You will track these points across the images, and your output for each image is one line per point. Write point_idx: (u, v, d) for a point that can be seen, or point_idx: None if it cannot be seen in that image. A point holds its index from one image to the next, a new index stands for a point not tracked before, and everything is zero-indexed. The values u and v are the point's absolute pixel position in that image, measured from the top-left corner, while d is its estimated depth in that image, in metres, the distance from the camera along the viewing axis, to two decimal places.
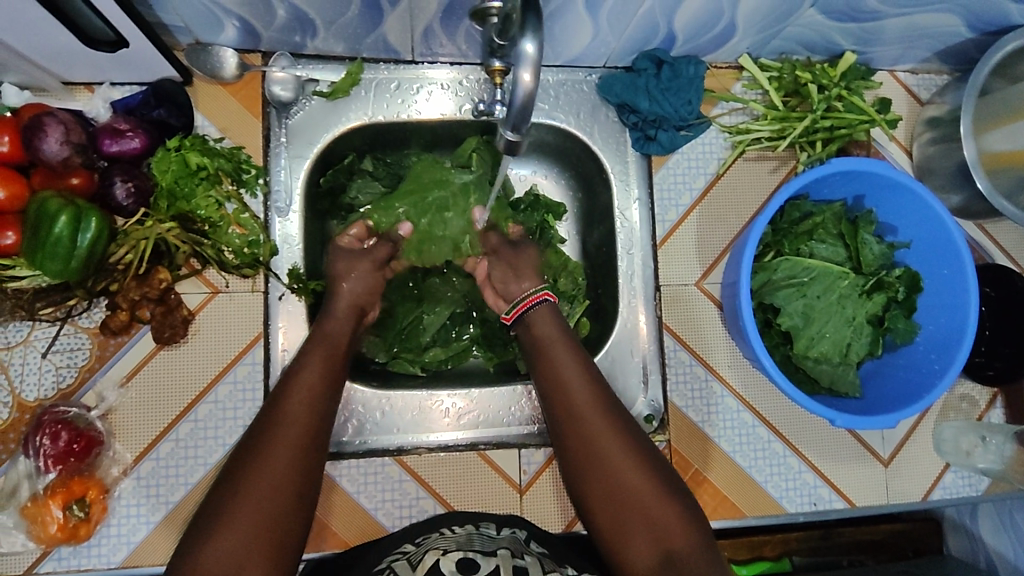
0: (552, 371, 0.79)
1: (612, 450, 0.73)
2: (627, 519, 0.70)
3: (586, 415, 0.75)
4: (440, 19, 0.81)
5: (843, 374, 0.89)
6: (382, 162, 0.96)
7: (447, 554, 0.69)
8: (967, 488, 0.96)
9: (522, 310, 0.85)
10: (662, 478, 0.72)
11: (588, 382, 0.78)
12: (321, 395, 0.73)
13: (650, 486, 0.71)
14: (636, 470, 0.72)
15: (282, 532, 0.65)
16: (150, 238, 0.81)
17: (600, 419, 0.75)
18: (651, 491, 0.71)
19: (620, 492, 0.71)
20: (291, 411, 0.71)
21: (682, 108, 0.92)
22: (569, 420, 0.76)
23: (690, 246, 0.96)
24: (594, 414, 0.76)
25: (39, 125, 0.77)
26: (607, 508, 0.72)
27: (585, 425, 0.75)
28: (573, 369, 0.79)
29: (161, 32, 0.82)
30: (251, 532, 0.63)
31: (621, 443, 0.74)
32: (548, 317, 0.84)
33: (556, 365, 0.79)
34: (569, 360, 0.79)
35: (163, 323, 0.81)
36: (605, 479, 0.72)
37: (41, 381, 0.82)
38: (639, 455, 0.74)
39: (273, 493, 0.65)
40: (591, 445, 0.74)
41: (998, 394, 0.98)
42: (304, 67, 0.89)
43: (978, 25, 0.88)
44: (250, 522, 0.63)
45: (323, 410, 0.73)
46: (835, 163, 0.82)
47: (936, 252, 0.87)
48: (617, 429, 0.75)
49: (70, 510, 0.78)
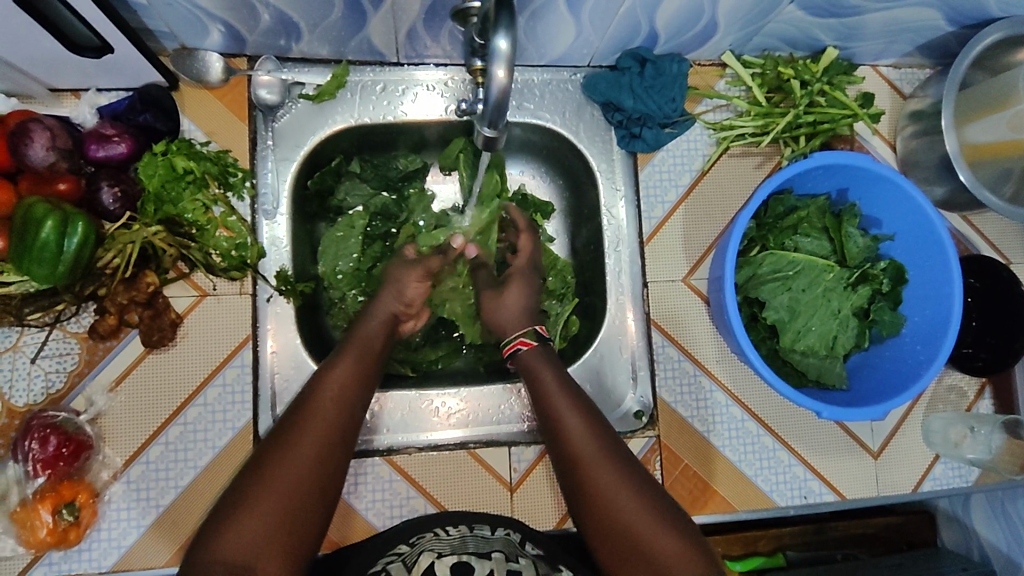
0: (551, 410, 0.76)
1: (609, 488, 0.69)
2: (630, 559, 0.67)
3: (583, 455, 0.72)
4: (423, 21, 0.81)
5: (830, 367, 0.90)
6: (369, 164, 0.96)
7: (442, 558, 0.69)
8: (957, 479, 0.97)
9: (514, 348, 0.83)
10: (664, 512, 0.68)
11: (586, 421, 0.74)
12: (339, 408, 0.72)
13: (652, 522, 0.67)
14: (637, 505, 0.68)
15: (300, 531, 0.64)
16: (136, 242, 0.81)
17: (598, 459, 0.71)
18: (652, 527, 0.67)
19: (618, 529, 0.68)
20: (310, 422, 0.69)
21: (665, 105, 0.93)
22: (567, 458, 0.73)
23: (678, 243, 0.97)
24: (591, 451, 0.72)
25: (25, 132, 0.77)
26: (606, 544, 0.68)
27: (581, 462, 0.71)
28: (571, 407, 0.75)
29: (146, 37, 0.83)
30: (266, 531, 0.62)
31: (621, 480, 0.70)
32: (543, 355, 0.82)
33: (552, 403, 0.76)
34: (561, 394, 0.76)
35: (151, 326, 0.82)
36: (602, 517, 0.69)
37: (30, 387, 0.83)
38: (638, 489, 0.69)
39: (288, 494, 0.64)
40: (586, 482, 0.70)
41: (986, 385, 0.99)
42: (290, 71, 0.90)
43: (958, 19, 0.89)
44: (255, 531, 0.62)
45: (343, 417, 0.71)
46: (816, 157, 0.83)
47: (920, 244, 0.88)
48: (616, 465, 0.71)
49: (59, 514, 0.78)
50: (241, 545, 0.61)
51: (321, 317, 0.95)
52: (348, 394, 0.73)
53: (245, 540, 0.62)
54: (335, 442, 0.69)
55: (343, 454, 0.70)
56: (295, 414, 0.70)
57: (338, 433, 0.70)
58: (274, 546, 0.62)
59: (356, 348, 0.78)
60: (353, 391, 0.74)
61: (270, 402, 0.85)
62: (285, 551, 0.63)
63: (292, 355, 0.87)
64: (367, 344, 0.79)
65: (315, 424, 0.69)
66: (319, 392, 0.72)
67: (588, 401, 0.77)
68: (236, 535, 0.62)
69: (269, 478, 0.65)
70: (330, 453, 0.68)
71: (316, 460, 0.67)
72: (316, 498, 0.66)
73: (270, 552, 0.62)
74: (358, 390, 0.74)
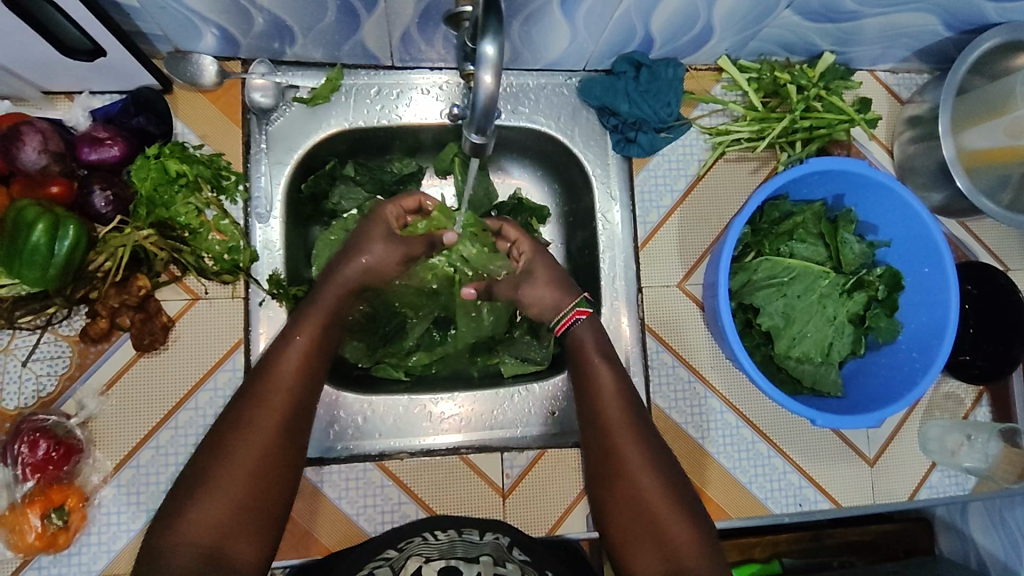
0: (588, 376, 0.81)
1: (635, 458, 0.76)
2: (639, 529, 0.74)
3: (616, 426, 0.77)
4: (417, 25, 0.81)
5: (825, 373, 0.89)
6: (365, 167, 0.96)
7: (429, 562, 0.71)
8: (953, 487, 0.96)
9: (562, 328, 0.86)
10: (676, 488, 0.76)
11: (621, 392, 0.80)
12: (298, 380, 0.75)
13: (668, 503, 0.74)
14: (650, 484, 0.75)
15: (257, 517, 0.70)
16: (128, 245, 0.80)
17: (629, 433, 0.77)
18: (665, 504, 0.74)
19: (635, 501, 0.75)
20: (264, 406, 0.72)
21: (661, 110, 0.92)
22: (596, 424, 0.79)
23: (672, 248, 0.96)
24: (623, 421, 0.78)
25: (17, 135, 0.77)
26: (618, 516, 0.75)
27: (609, 432, 0.78)
28: (612, 377, 0.81)
29: (139, 40, 0.83)
30: (228, 517, 0.68)
31: (643, 455, 0.76)
32: (585, 330, 0.85)
33: (589, 368, 0.81)
34: (605, 368, 0.81)
35: (142, 330, 0.82)
36: (623, 488, 0.76)
37: (21, 390, 0.82)
38: (659, 468, 0.76)
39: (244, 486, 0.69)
40: (615, 453, 0.77)
41: (984, 392, 0.98)
42: (284, 74, 0.90)
43: (956, 24, 0.88)
44: (216, 516, 0.67)
45: (299, 396, 0.74)
46: (812, 162, 0.83)
47: (915, 250, 0.87)
48: (641, 446, 0.77)
49: (48, 518, 0.78)
50: (207, 528, 0.67)
51: None
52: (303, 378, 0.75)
53: (203, 531, 0.67)
54: (292, 421, 0.73)
55: (298, 432, 0.74)
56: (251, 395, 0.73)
57: (294, 413, 0.73)
58: (240, 526, 0.68)
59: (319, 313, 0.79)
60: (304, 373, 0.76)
61: None
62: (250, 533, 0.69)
63: None
64: (316, 316, 0.79)
65: (272, 408, 0.72)
66: (279, 370, 0.74)
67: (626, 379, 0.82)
68: (196, 523, 0.67)
69: (223, 468, 0.69)
70: (279, 441, 0.72)
71: (269, 446, 0.71)
72: (275, 481, 0.71)
73: (234, 536, 0.68)
74: (314, 366, 0.77)
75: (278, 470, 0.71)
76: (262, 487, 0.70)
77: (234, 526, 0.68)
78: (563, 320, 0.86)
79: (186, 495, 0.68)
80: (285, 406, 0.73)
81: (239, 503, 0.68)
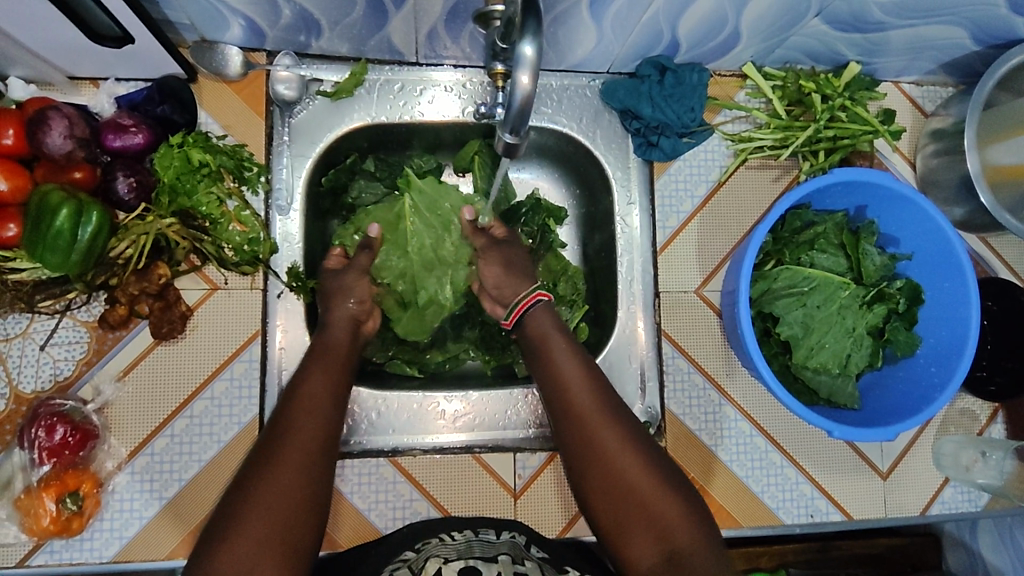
0: (552, 370, 0.78)
1: (613, 444, 0.72)
2: (633, 520, 0.69)
3: (588, 414, 0.74)
4: (444, 23, 0.81)
5: (842, 385, 0.89)
6: (383, 163, 0.96)
7: (448, 562, 0.68)
8: (967, 503, 0.95)
9: (518, 313, 0.84)
10: (663, 470, 0.71)
11: (588, 383, 0.77)
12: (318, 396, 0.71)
13: (655, 486, 0.70)
14: (637, 466, 0.71)
15: (301, 525, 0.64)
16: (150, 233, 0.81)
17: (601, 418, 0.74)
18: (654, 488, 0.70)
19: (621, 491, 0.70)
20: (297, 419, 0.70)
21: (684, 115, 0.91)
22: (566, 415, 0.75)
23: (691, 253, 0.96)
24: (594, 409, 0.74)
25: (44, 119, 0.77)
26: (609, 508, 0.71)
27: (582, 422, 0.74)
28: (576, 367, 0.78)
29: (166, 28, 0.83)
30: (265, 531, 0.62)
31: (624, 443, 0.72)
32: (543, 316, 0.83)
33: (554, 361, 0.79)
34: (568, 358, 0.79)
35: (161, 318, 0.82)
36: (604, 477, 0.71)
37: (39, 374, 0.83)
38: (641, 452, 0.72)
39: (286, 497, 0.64)
40: (590, 441, 0.73)
41: (999, 409, 0.98)
42: (308, 67, 0.90)
43: (985, 38, 0.88)
44: (260, 532, 0.62)
45: (328, 417, 0.71)
46: (836, 172, 0.82)
47: (938, 265, 0.87)
48: (619, 432, 0.73)
49: (63, 503, 0.78)
50: (251, 544, 0.61)
51: None
52: (326, 401, 0.72)
53: (249, 548, 0.60)
54: (323, 438, 0.69)
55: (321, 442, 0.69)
56: (281, 420, 0.70)
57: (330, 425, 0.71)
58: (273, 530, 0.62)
59: (326, 347, 0.79)
60: (329, 396, 0.73)
61: (276, 398, 0.85)
62: (286, 547, 0.62)
63: (300, 351, 0.87)
64: (334, 353, 0.79)
65: (305, 418, 0.70)
66: (303, 387, 0.73)
67: (594, 369, 0.79)
68: (242, 542, 0.61)
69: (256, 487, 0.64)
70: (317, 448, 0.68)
71: (307, 454, 0.67)
72: (316, 490, 0.66)
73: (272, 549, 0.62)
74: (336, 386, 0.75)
75: (315, 481, 0.66)
76: (302, 487, 0.65)
77: (276, 540, 0.62)
78: (518, 305, 0.84)
79: (229, 517, 0.63)
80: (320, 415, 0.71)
81: (282, 511, 0.63)
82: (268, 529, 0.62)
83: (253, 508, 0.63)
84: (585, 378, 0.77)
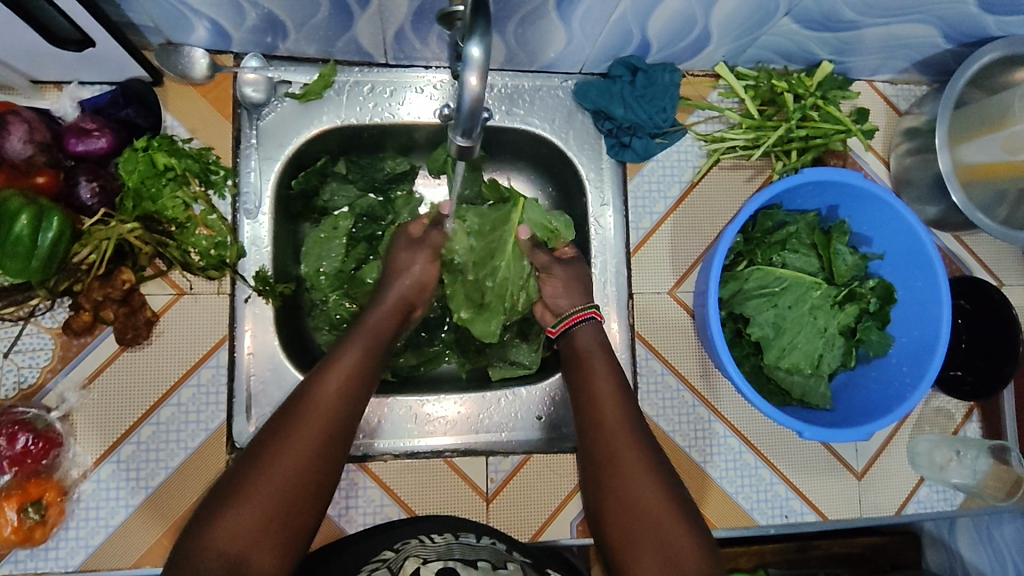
0: (587, 384, 0.80)
1: (633, 459, 0.73)
2: (637, 532, 0.69)
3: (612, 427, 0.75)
4: (411, 23, 0.81)
5: (814, 386, 0.88)
6: (356, 165, 0.95)
7: (427, 564, 0.68)
8: (942, 502, 0.95)
9: (566, 325, 0.86)
10: (676, 493, 0.72)
11: (619, 397, 0.78)
12: (342, 404, 0.71)
13: (667, 505, 0.70)
14: (650, 484, 0.71)
15: (292, 526, 0.64)
16: (112, 238, 0.79)
17: (626, 434, 0.75)
18: (664, 507, 0.70)
19: (632, 503, 0.70)
20: (314, 413, 0.69)
21: (656, 116, 0.91)
22: (593, 428, 0.77)
23: (664, 253, 0.96)
24: (620, 424, 0.76)
25: (2, 124, 0.77)
26: (616, 519, 0.71)
27: (608, 434, 0.75)
28: (609, 383, 0.79)
29: (130, 31, 0.82)
30: (259, 526, 0.62)
31: (642, 460, 0.73)
32: (589, 331, 0.84)
33: (590, 375, 0.80)
34: (603, 373, 0.80)
35: (126, 324, 0.81)
36: (617, 488, 0.72)
37: (1, 382, 0.81)
38: (658, 472, 0.73)
39: (283, 494, 0.64)
40: (611, 455, 0.74)
41: (974, 408, 0.98)
42: (276, 69, 0.89)
43: (955, 37, 0.87)
44: (249, 522, 0.62)
45: (348, 416, 0.71)
46: (806, 172, 0.82)
47: (909, 264, 0.87)
48: (639, 448, 0.74)
49: (25, 512, 0.77)
50: (236, 537, 0.61)
51: (302, 318, 0.94)
52: (350, 399, 0.72)
53: (235, 535, 0.61)
54: (337, 443, 0.69)
55: (337, 458, 0.68)
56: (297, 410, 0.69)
57: (348, 426, 0.70)
58: (267, 542, 0.62)
59: (369, 334, 0.78)
60: (358, 397, 0.73)
61: (245, 404, 0.85)
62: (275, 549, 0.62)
63: (268, 356, 0.86)
64: (375, 343, 0.78)
65: (323, 414, 0.69)
66: (333, 377, 0.72)
67: (628, 389, 0.80)
68: (224, 528, 0.61)
69: (257, 481, 0.63)
70: (330, 454, 0.68)
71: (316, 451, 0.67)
72: (315, 497, 0.66)
73: (261, 548, 0.62)
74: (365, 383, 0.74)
75: (317, 490, 0.66)
76: (304, 493, 0.65)
77: (269, 538, 0.62)
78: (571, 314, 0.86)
79: (222, 499, 0.63)
80: (341, 412, 0.70)
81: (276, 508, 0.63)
82: (258, 521, 0.62)
83: (249, 494, 0.63)
84: (618, 394, 0.79)
